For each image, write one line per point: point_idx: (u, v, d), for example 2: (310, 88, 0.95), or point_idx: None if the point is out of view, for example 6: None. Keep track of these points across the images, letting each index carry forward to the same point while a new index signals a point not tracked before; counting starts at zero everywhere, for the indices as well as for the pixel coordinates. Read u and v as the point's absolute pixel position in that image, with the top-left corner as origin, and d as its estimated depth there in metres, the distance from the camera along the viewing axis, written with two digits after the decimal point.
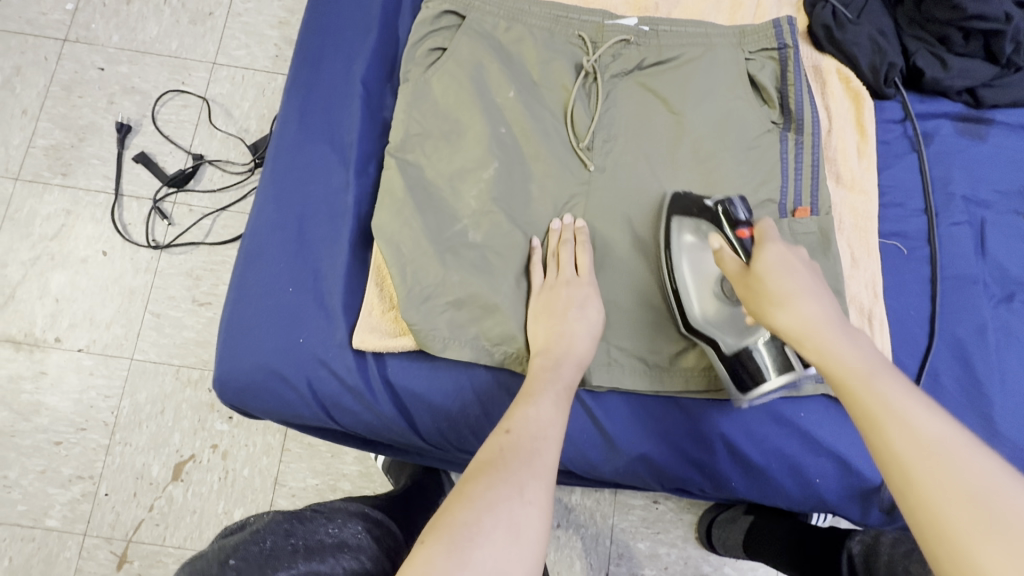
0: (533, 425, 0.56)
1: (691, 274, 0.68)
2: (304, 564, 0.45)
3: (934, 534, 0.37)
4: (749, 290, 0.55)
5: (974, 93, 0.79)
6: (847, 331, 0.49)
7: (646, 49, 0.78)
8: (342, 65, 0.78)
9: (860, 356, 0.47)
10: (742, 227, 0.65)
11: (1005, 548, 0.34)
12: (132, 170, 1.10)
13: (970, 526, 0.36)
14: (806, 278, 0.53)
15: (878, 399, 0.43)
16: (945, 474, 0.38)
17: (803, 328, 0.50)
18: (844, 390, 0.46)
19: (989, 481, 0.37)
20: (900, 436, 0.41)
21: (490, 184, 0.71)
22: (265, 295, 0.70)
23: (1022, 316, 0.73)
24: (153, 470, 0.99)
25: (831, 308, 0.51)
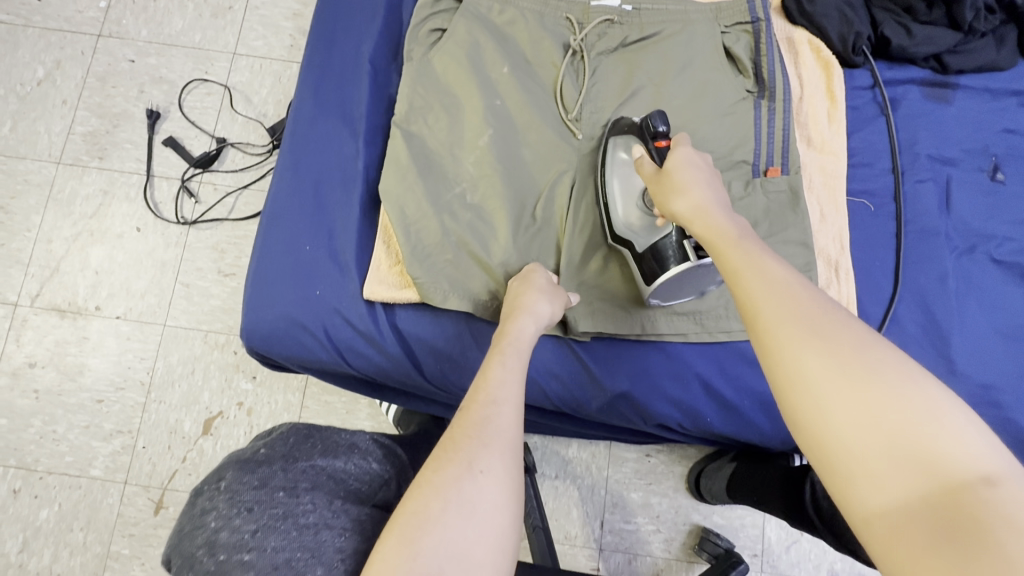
0: (484, 391, 0.57)
1: (619, 187, 0.75)
2: (321, 456, 0.56)
3: (798, 391, 0.41)
4: (658, 185, 0.65)
5: (940, 60, 0.85)
6: (727, 215, 0.58)
7: (629, 28, 0.85)
8: (352, 47, 0.86)
9: (744, 241, 0.53)
10: (659, 139, 0.71)
11: (815, 345, 0.41)
12: (161, 153, 1.20)
13: (830, 382, 0.39)
14: (700, 173, 0.63)
15: (761, 279, 0.47)
16: (785, 299, 0.45)
17: (694, 212, 0.59)
18: (720, 253, 0.53)
19: (816, 304, 0.44)
20: (754, 278, 0.47)
21: (486, 151, 0.79)
22: (286, 252, 0.79)
23: (981, 265, 0.79)
24: (185, 425, 1.09)
25: (719, 198, 0.60)
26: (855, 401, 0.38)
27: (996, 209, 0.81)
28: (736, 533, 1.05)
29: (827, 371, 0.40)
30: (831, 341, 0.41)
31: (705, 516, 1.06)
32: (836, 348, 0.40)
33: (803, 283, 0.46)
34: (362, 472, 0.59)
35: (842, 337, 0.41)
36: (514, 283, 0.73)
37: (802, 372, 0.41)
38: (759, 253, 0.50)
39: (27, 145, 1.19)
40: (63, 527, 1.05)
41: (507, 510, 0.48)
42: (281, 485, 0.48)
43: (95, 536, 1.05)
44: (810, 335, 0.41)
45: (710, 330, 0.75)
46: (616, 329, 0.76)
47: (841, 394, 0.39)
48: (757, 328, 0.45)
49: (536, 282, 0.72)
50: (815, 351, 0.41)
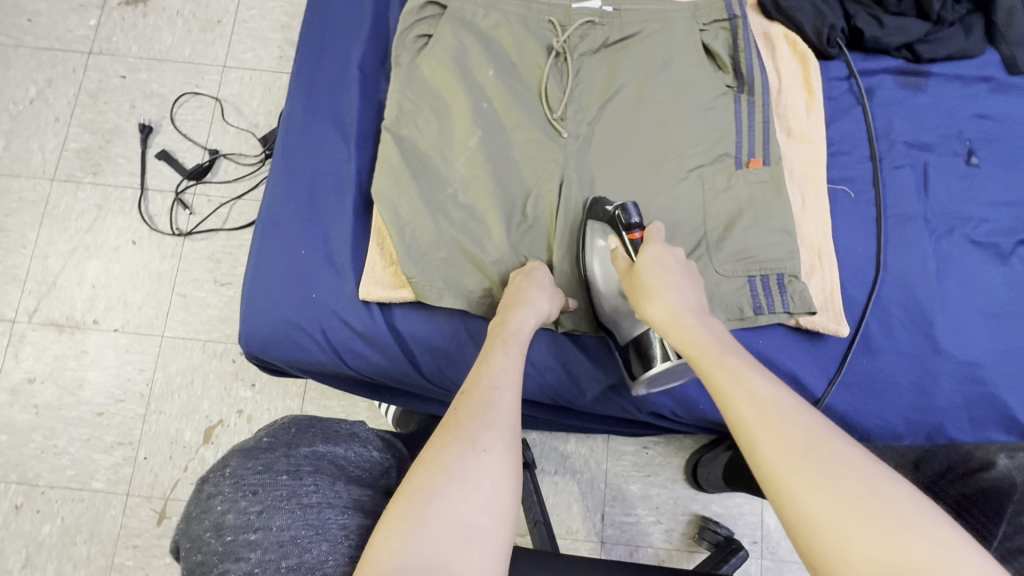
0: (486, 376, 0.59)
1: (602, 274, 0.77)
2: (323, 444, 0.58)
3: (810, 532, 0.43)
4: (631, 283, 0.69)
5: (912, 49, 0.88)
6: (704, 324, 0.62)
7: (610, 29, 0.87)
8: (341, 54, 0.88)
9: (728, 355, 0.57)
10: (635, 230, 0.73)
11: (817, 480, 0.44)
12: (155, 166, 1.21)
13: (839, 520, 0.42)
14: (675, 276, 0.67)
15: (754, 403, 0.51)
16: (777, 427, 0.48)
17: (672, 320, 0.63)
18: (704, 371, 0.57)
19: (808, 431, 0.47)
20: (744, 402, 0.51)
21: (475, 152, 0.80)
22: (282, 257, 0.80)
23: (960, 247, 0.81)
24: (186, 435, 1.09)
25: (691, 302, 0.65)
26: (866, 543, 0.41)
27: (972, 192, 0.84)
28: (735, 521, 1.07)
29: (834, 511, 0.42)
30: (828, 475, 0.44)
31: (704, 505, 1.07)
32: (836, 482, 0.44)
33: (795, 405, 0.50)
34: (363, 459, 0.61)
35: (841, 471, 0.44)
36: (514, 278, 0.74)
37: (809, 512, 0.43)
38: (746, 370, 0.54)
39: (21, 163, 1.20)
40: (66, 540, 1.05)
41: (509, 485, 0.51)
42: (285, 468, 0.50)
43: (99, 549, 1.05)
44: (812, 472, 0.44)
45: None
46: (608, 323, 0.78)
47: (852, 535, 0.41)
48: (757, 463, 0.48)
49: (537, 278, 0.73)
50: (819, 488, 0.44)
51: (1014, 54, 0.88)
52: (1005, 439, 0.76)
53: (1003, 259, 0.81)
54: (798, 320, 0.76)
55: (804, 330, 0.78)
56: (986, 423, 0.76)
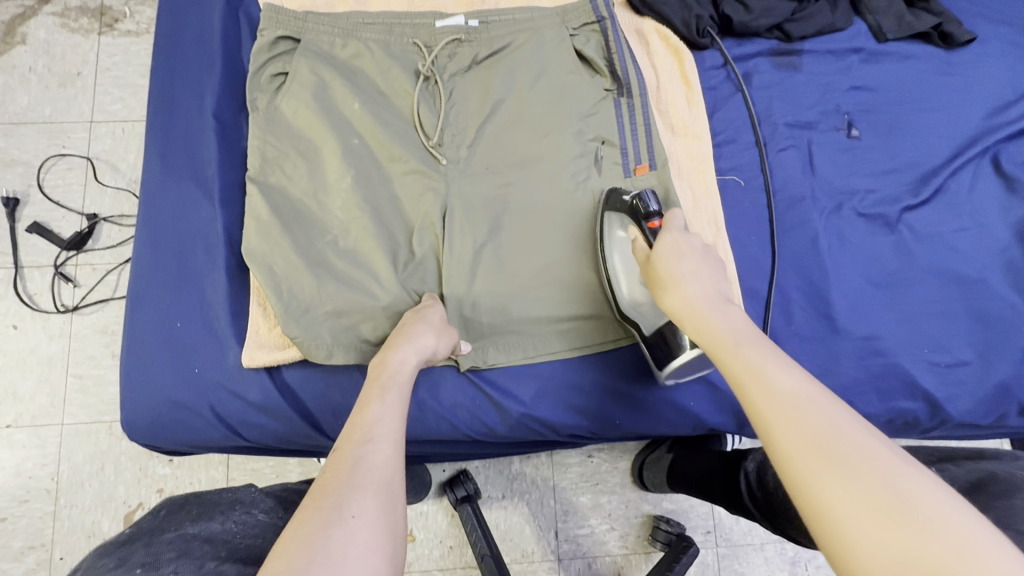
0: (360, 430, 0.56)
1: (621, 262, 0.73)
2: (192, 524, 0.53)
3: (831, 531, 0.39)
4: (647, 273, 0.64)
5: (782, 29, 0.87)
6: (722, 313, 0.55)
7: (478, 44, 0.83)
8: (194, 102, 0.81)
9: (744, 346, 0.51)
10: (653, 219, 0.70)
11: (839, 480, 0.39)
12: (28, 241, 1.11)
13: (859, 521, 0.37)
14: (693, 263, 0.61)
15: (770, 394, 0.45)
16: (800, 420, 0.43)
17: (687, 311, 0.57)
18: (720, 360, 0.52)
19: (831, 422, 0.42)
20: (762, 396, 0.46)
21: (351, 193, 0.76)
22: (156, 333, 0.74)
23: (852, 221, 0.82)
24: (104, 525, 1.02)
25: (713, 290, 0.58)
26: (892, 546, 0.36)
27: (855, 164, 0.84)
28: (687, 515, 1.06)
29: (857, 511, 0.38)
30: (851, 470, 0.39)
31: (655, 505, 1.07)
32: (859, 478, 0.39)
33: (817, 395, 0.44)
34: (247, 525, 0.56)
35: (863, 465, 0.39)
36: (400, 322, 0.71)
37: (834, 516, 0.38)
38: (763, 359, 0.48)
39: None
40: None
41: (381, 551, 0.48)
42: (138, 561, 0.45)
43: None
44: (832, 468, 0.40)
45: (604, 336, 0.76)
46: (512, 352, 0.76)
47: (876, 536, 0.36)
48: (774, 455, 0.43)
49: (428, 315, 0.70)
50: (838, 483, 0.39)
51: (879, 23, 0.89)
52: (913, 407, 0.77)
53: (891, 228, 0.82)
54: None
55: None
56: (894, 394, 0.77)
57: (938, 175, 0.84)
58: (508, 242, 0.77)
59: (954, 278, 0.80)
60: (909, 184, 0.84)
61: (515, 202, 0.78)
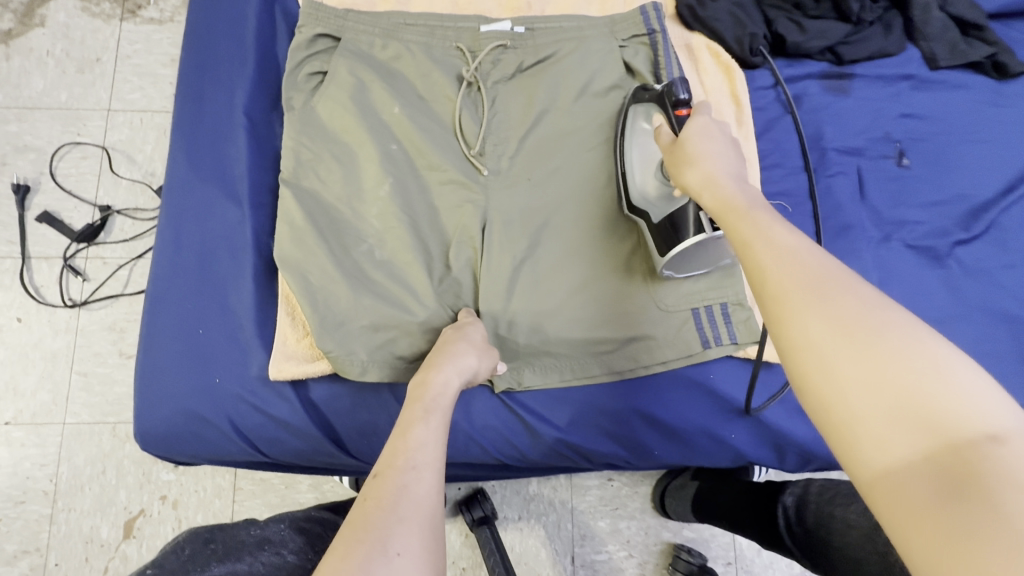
0: (402, 456, 0.53)
1: (638, 156, 0.72)
2: (218, 566, 0.52)
3: (804, 360, 0.37)
4: (670, 153, 0.59)
5: (835, 52, 0.85)
6: (740, 184, 0.51)
7: (523, 51, 0.80)
8: (224, 97, 0.77)
9: (754, 210, 0.47)
10: (681, 108, 0.64)
11: (820, 311, 0.37)
12: (37, 230, 1.07)
13: (831, 347, 0.36)
14: (721, 145, 0.56)
15: (770, 247, 0.42)
16: (792, 264, 0.40)
17: (703, 183, 0.53)
18: (725, 224, 0.48)
19: (824, 267, 0.39)
20: (762, 247, 0.42)
21: (388, 201, 0.72)
22: (176, 340, 0.70)
23: (901, 254, 0.79)
24: (103, 532, 0.97)
25: (735, 169, 0.53)
26: (858, 365, 0.34)
27: (904, 194, 0.82)
28: (707, 545, 1.03)
29: (830, 336, 0.36)
30: (836, 304, 0.37)
31: (675, 532, 1.04)
32: (841, 310, 0.36)
33: (814, 247, 0.41)
34: (273, 566, 0.55)
35: (851, 303, 0.36)
36: (439, 340, 0.68)
37: (807, 342, 0.37)
38: (769, 220, 0.45)
39: None
40: None
41: None
42: None
43: None
44: (814, 300, 0.37)
45: (645, 363, 0.72)
46: (547, 373, 0.72)
47: (845, 363, 0.35)
48: (760, 295, 0.41)
49: (470, 334, 0.67)
50: (820, 314, 0.37)
51: (933, 50, 0.86)
52: None
53: (940, 262, 0.79)
54: (747, 350, 0.72)
55: (753, 361, 0.73)
56: None
57: (989, 210, 0.81)
58: (548, 258, 0.74)
59: (1003, 317, 0.78)
60: (959, 218, 0.82)
61: (556, 214, 0.75)
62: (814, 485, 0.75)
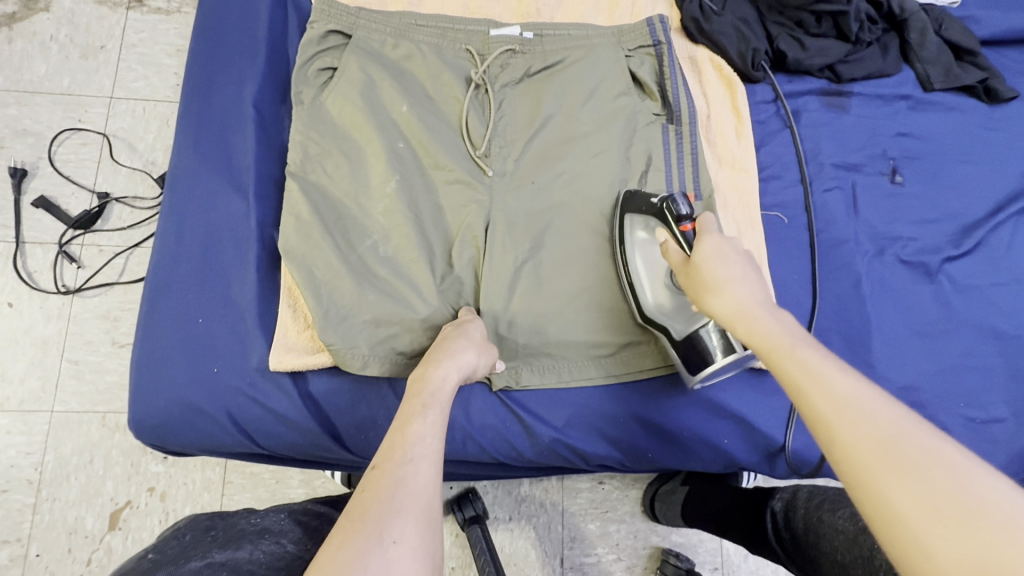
0: (401, 449, 0.53)
1: (643, 264, 0.71)
2: (218, 552, 0.52)
3: (900, 536, 0.35)
4: (689, 279, 0.58)
5: (834, 70, 0.87)
6: (775, 314, 0.50)
7: (531, 57, 0.82)
8: (234, 89, 0.78)
9: (801, 347, 0.46)
10: (685, 222, 0.65)
11: (906, 481, 0.36)
12: (33, 215, 1.06)
13: (927, 524, 0.34)
14: (738, 266, 0.56)
15: (831, 399, 0.41)
16: (860, 424, 0.39)
17: (736, 314, 0.52)
18: (772, 363, 0.47)
19: (896, 426, 0.38)
20: (821, 398, 0.42)
21: (393, 198, 0.73)
22: (175, 329, 0.70)
23: (893, 268, 0.81)
24: (87, 523, 0.96)
25: (764, 295, 0.53)
26: (965, 549, 0.32)
27: (898, 211, 0.84)
28: (695, 550, 1.04)
29: (924, 511, 0.34)
30: (921, 473, 0.36)
31: (664, 537, 1.04)
32: (930, 480, 0.35)
33: (877, 398, 0.40)
34: (273, 555, 0.55)
35: (938, 470, 0.35)
36: (437, 338, 0.68)
37: (899, 517, 0.35)
38: (821, 361, 0.44)
39: None
40: None
41: None
42: None
43: None
44: (897, 469, 0.36)
45: (641, 367, 0.73)
46: (547, 375, 0.73)
47: (949, 544, 0.33)
48: (835, 457, 0.40)
49: (469, 331, 0.67)
50: (908, 485, 0.36)
51: (928, 72, 0.89)
52: None
53: (931, 277, 0.82)
54: None
55: (748, 369, 0.74)
56: None
57: (979, 229, 0.84)
58: (550, 261, 0.75)
59: (990, 332, 0.80)
60: (950, 235, 0.84)
61: (560, 218, 0.76)
62: (804, 491, 0.76)
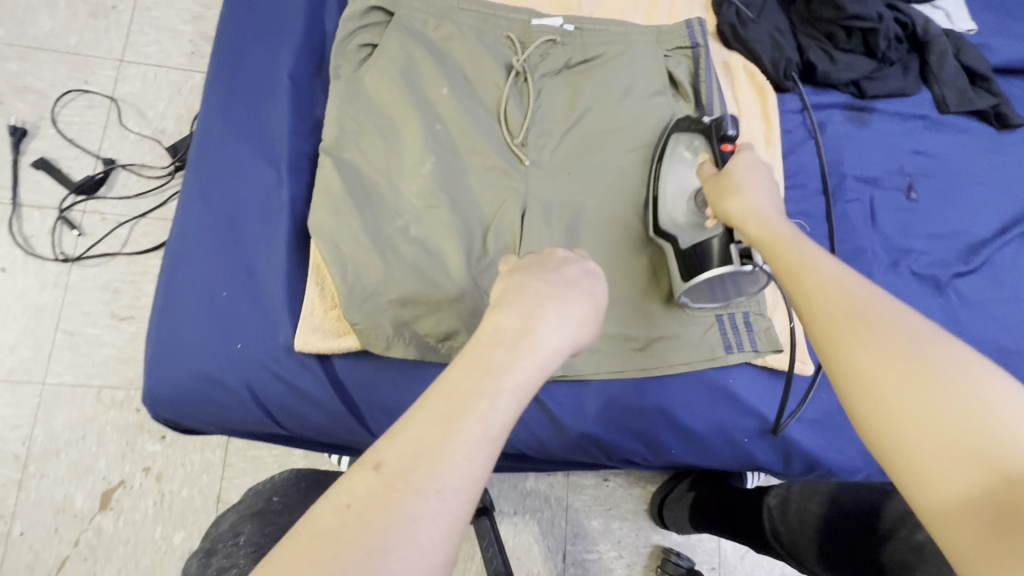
0: (482, 375, 0.40)
1: (672, 184, 0.75)
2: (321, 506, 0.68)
3: (858, 391, 0.39)
4: (713, 185, 0.63)
5: (858, 85, 0.90)
6: (783, 217, 0.56)
7: (571, 49, 0.82)
8: (268, 58, 0.76)
9: (799, 240, 0.50)
10: (727, 143, 0.69)
11: (872, 343, 0.39)
12: (31, 177, 1.01)
13: (879, 375, 0.38)
14: (760, 177, 0.61)
15: (816, 278, 0.45)
16: (841, 297, 0.42)
17: (747, 213, 0.57)
18: (772, 254, 0.51)
19: (872, 299, 0.41)
20: (811, 279, 0.45)
21: (428, 179, 0.72)
22: (197, 300, 0.68)
23: (907, 280, 0.84)
24: (77, 501, 0.91)
25: (776, 202, 0.58)
26: (908, 397, 0.36)
27: (913, 225, 0.87)
28: (694, 549, 1.05)
29: (881, 366, 0.38)
30: (885, 337, 0.39)
31: (665, 536, 1.05)
32: (890, 342, 0.38)
33: (861, 279, 0.44)
34: None
35: (901, 334, 0.38)
36: (545, 282, 0.49)
37: (858, 374, 0.39)
38: (811, 251, 0.48)
39: None
40: None
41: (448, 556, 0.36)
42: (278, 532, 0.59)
43: None
44: (862, 331, 0.40)
45: (669, 361, 0.73)
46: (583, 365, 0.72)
47: (897, 394, 0.36)
48: (814, 328, 0.43)
49: (593, 288, 0.51)
50: (869, 346, 0.39)
51: (944, 95, 0.93)
52: None
53: (941, 291, 0.85)
54: (765, 358, 0.75)
55: (770, 369, 0.76)
56: None
57: (986, 248, 0.87)
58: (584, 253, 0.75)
59: (994, 347, 0.83)
60: (959, 252, 0.87)
61: (597, 211, 0.76)
62: (796, 486, 0.74)
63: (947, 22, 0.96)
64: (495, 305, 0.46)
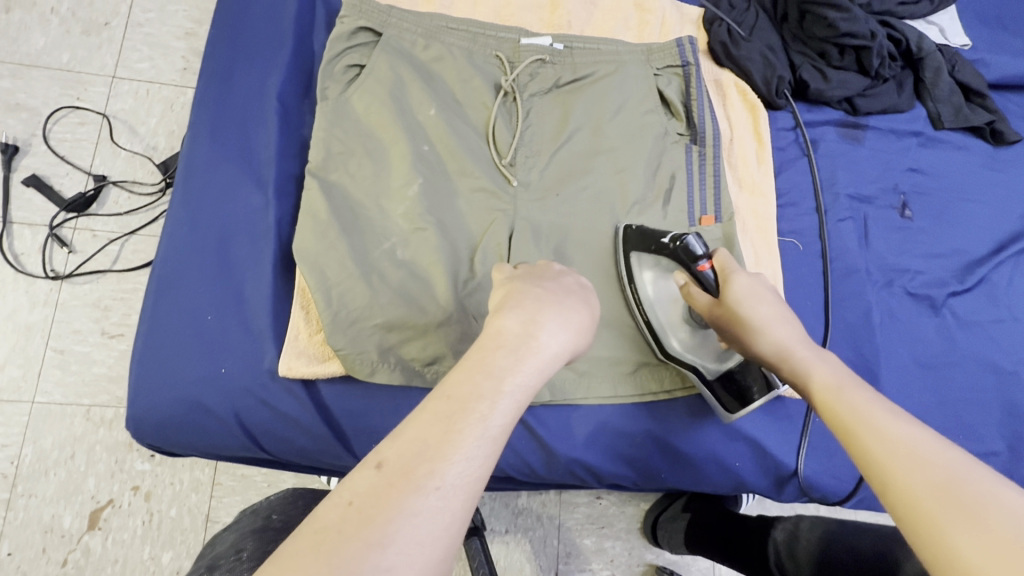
0: (483, 377, 0.43)
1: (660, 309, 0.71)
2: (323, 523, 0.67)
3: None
4: (721, 317, 0.64)
5: (852, 102, 0.89)
6: (820, 358, 0.56)
7: (561, 68, 0.81)
8: (256, 79, 0.76)
9: (846, 390, 0.52)
10: (702, 263, 0.66)
11: (965, 525, 0.38)
12: (23, 195, 1.01)
13: (983, 560, 0.36)
14: (770, 305, 0.61)
15: (882, 441, 0.45)
16: (920, 471, 0.42)
17: (780, 354, 0.58)
18: (823, 408, 0.52)
19: (953, 471, 0.41)
20: (874, 442, 0.46)
21: (415, 202, 0.71)
22: (183, 325, 0.67)
23: (901, 299, 0.83)
24: (65, 522, 0.91)
25: (799, 332, 0.59)
26: None
27: (907, 243, 0.86)
28: (688, 568, 1.04)
29: (984, 553, 0.36)
30: (982, 517, 0.38)
31: (658, 555, 1.04)
32: (989, 525, 0.37)
33: (934, 444, 0.44)
34: None
35: (995, 513, 0.38)
36: (544, 290, 0.52)
37: (957, 559, 0.37)
38: (870, 404, 0.49)
39: None
40: None
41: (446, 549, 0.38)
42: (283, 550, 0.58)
43: None
44: (955, 511, 0.39)
45: (657, 386, 0.73)
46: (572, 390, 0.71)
47: None
48: (895, 499, 0.42)
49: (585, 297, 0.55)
50: (967, 529, 0.37)
51: (939, 111, 0.92)
52: None
53: (935, 310, 0.84)
54: None
55: None
56: None
57: (982, 266, 0.86)
58: None
59: (990, 367, 0.82)
60: (954, 271, 0.86)
61: (586, 232, 0.76)
62: (806, 520, 0.76)
63: (941, 37, 0.95)
64: (498, 311, 0.49)
